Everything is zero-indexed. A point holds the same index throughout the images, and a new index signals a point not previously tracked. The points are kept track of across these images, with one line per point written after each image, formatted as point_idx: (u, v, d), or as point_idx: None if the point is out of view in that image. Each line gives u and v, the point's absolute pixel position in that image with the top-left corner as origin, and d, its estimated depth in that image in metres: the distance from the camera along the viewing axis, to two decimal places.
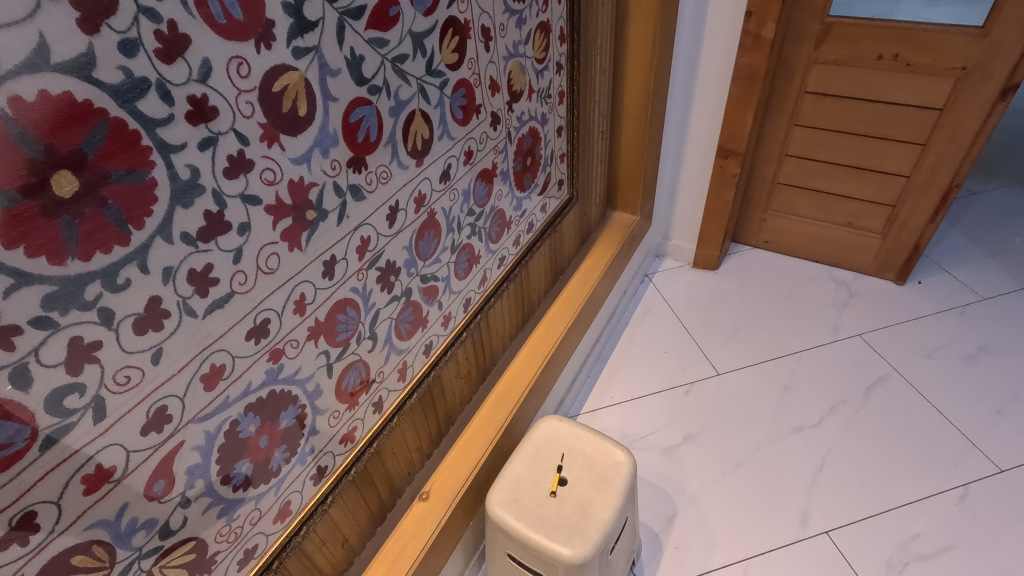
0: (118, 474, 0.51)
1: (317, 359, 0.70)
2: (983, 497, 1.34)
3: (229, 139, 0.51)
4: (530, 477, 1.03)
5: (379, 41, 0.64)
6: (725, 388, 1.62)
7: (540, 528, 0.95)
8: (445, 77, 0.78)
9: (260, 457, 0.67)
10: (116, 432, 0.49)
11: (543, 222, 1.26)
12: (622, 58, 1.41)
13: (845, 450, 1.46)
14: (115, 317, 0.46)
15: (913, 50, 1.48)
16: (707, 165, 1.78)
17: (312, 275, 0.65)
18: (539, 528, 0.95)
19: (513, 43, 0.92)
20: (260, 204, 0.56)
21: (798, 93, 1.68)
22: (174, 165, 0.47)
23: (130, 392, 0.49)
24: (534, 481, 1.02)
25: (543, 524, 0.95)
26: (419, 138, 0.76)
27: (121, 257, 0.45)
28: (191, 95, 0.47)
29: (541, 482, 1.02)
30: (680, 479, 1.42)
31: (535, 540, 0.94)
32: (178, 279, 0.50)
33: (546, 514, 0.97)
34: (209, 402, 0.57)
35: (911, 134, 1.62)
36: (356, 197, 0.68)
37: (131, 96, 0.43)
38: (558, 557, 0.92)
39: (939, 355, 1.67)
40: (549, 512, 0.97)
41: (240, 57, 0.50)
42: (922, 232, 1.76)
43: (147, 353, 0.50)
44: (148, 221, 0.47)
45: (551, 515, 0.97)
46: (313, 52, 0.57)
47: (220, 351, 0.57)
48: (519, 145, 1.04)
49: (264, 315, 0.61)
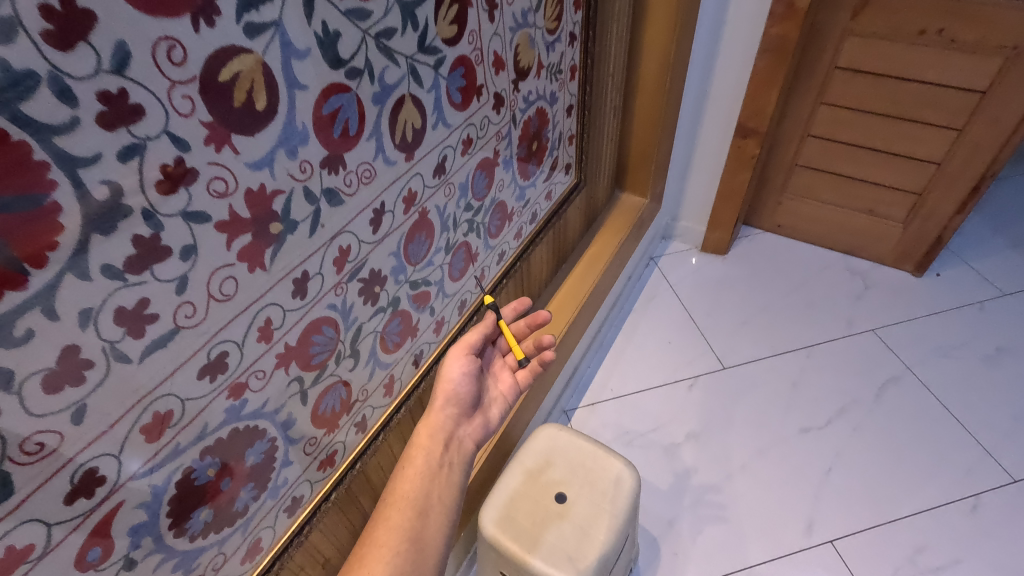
0: (39, 551, 0.42)
1: (288, 387, 0.61)
2: (996, 509, 1.29)
3: (162, 144, 0.40)
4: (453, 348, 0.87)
5: (360, 14, 0.52)
6: (731, 384, 1.55)
7: (461, 412, 0.80)
8: (441, 55, 0.66)
9: (222, 501, 0.59)
10: (26, 510, 0.40)
11: (547, 210, 1.15)
12: (640, 27, 1.26)
13: (854, 454, 1.39)
14: (15, 378, 0.37)
15: (960, 25, 1.34)
16: (724, 143, 1.65)
17: (279, 297, 0.55)
18: (450, 410, 0.79)
19: (521, 12, 0.79)
20: (209, 221, 0.45)
21: (828, 68, 1.54)
22: (85, 183, 0.36)
23: (44, 459, 0.40)
24: (481, 330, 0.84)
25: (455, 402, 0.80)
26: (410, 128, 0.65)
27: (19, 304, 0.35)
28: (104, 91, 0.35)
29: (485, 329, 0.84)
30: (681, 481, 1.36)
31: (457, 440, 0.79)
32: (101, 321, 0.40)
33: (461, 388, 0.80)
34: (154, 454, 0.49)
35: (948, 118, 1.49)
36: (332, 202, 0.57)
37: (10, 97, 0.31)
38: (451, 503, 0.73)
39: (956, 353, 1.58)
40: (462, 381, 0.80)
41: (171, 38, 0.38)
42: (949, 223, 1.65)
43: (65, 412, 0.40)
44: (53, 256, 0.36)
45: (468, 386, 0.80)
46: (272, 28, 0.45)
47: (166, 397, 0.48)
48: (524, 128, 0.93)
49: (221, 348, 0.51)
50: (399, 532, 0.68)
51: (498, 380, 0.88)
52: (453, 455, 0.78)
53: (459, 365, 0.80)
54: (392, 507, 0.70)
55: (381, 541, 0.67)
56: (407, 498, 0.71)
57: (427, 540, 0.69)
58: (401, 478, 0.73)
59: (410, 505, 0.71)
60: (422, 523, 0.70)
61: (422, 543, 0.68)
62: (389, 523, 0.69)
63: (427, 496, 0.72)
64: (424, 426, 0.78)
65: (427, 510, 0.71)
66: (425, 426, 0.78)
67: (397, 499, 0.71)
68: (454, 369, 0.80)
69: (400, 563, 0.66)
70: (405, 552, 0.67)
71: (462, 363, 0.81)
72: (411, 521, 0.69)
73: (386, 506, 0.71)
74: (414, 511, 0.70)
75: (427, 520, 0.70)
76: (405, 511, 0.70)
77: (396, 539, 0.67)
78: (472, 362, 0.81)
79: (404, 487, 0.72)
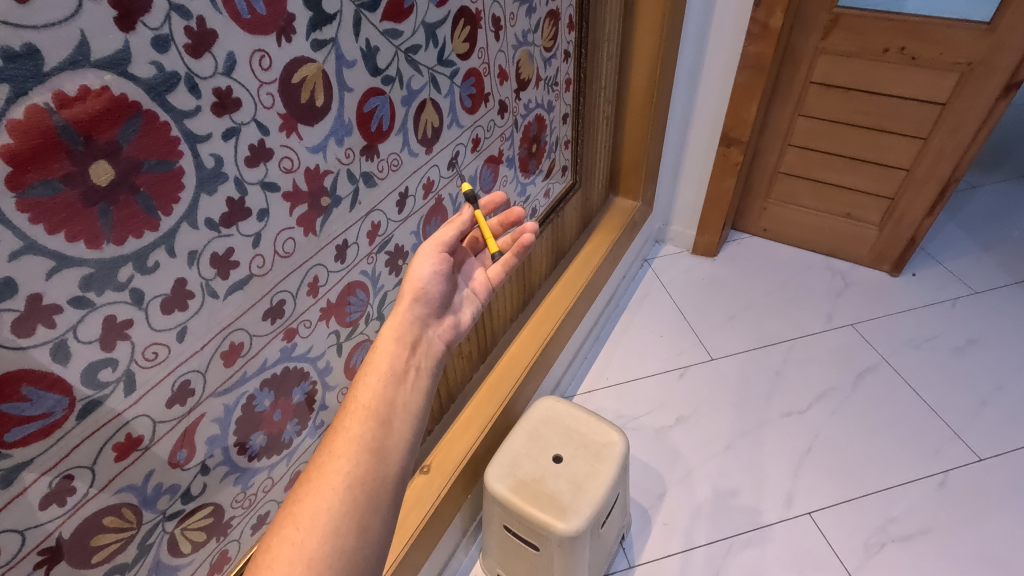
0: (146, 442, 0.55)
1: (327, 338, 0.74)
2: (962, 484, 1.39)
3: (250, 128, 0.53)
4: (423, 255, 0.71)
5: (394, 33, 0.66)
6: (718, 373, 1.66)
7: (431, 312, 0.65)
8: (456, 67, 0.79)
9: (274, 429, 0.71)
10: (142, 405, 0.53)
11: (546, 207, 1.29)
12: (629, 46, 1.41)
13: (832, 435, 1.50)
14: (145, 298, 0.49)
15: (919, 43, 1.49)
16: (709, 152, 1.79)
17: (324, 259, 0.68)
18: (416, 308, 0.64)
19: (522, 32, 0.93)
20: (278, 190, 0.58)
21: (804, 83, 1.68)
22: (200, 154, 0.49)
23: (156, 366, 0.53)
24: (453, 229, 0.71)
25: (424, 301, 0.65)
26: (429, 127, 0.78)
27: (151, 241, 0.48)
28: (217, 87, 0.49)
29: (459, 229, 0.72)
30: (670, 459, 1.47)
31: (427, 341, 0.63)
32: (202, 262, 0.53)
33: (430, 284, 0.65)
34: (228, 377, 0.61)
35: (913, 128, 1.63)
36: (368, 183, 0.71)
37: (161, 89, 0.45)
38: (423, 410, 0.56)
39: (929, 345, 1.70)
40: (431, 275, 0.66)
41: (262, 50, 0.52)
42: (919, 226, 1.78)
43: (173, 331, 0.53)
44: (176, 207, 0.49)
45: (439, 282, 0.66)
46: (330, 44, 0.58)
47: (239, 330, 0.60)
48: (525, 132, 1.06)
49: (280, 296, 0.64)
50: (358, 442, 0.52)
51: (472, 282, 0.73)
52: (422, 359, 0.61)
53: (429, 262, 0.66)
54: (348, 416, 0.54)
55: (337, 451, 0.51)
56: (365, 408, 0.54)
57: (394, 449, 0.53)
58: (360, 385, 0.56)
59: (370, 414, 0.53)
60: (385, 433, 0.53)
61: (387, 451, 0.52)
62: (346, 434, 0.52)
63: (391, 403, 0.55)
64: (389, 326, 0.62)
65: (392, 418, 0.54)
66: (389, 326, 0.62)
67: (355, 408, 0.54)
68: (422, 265, 0.65)
69: (361, 473, 0.50)
70: (365, 462, 0.51)
71: (432, 260, 0.66)
72: (372, 430, 0.53)
73: (342, 417, 0.54)
74: (376, 420, 0.53)
75: (391, 430, 0.54)
76: (365, 420, 0.53)
77: (355, 447, 0.51)
78: (444, 260, 0.67)
79: (363, 395, 0.55)
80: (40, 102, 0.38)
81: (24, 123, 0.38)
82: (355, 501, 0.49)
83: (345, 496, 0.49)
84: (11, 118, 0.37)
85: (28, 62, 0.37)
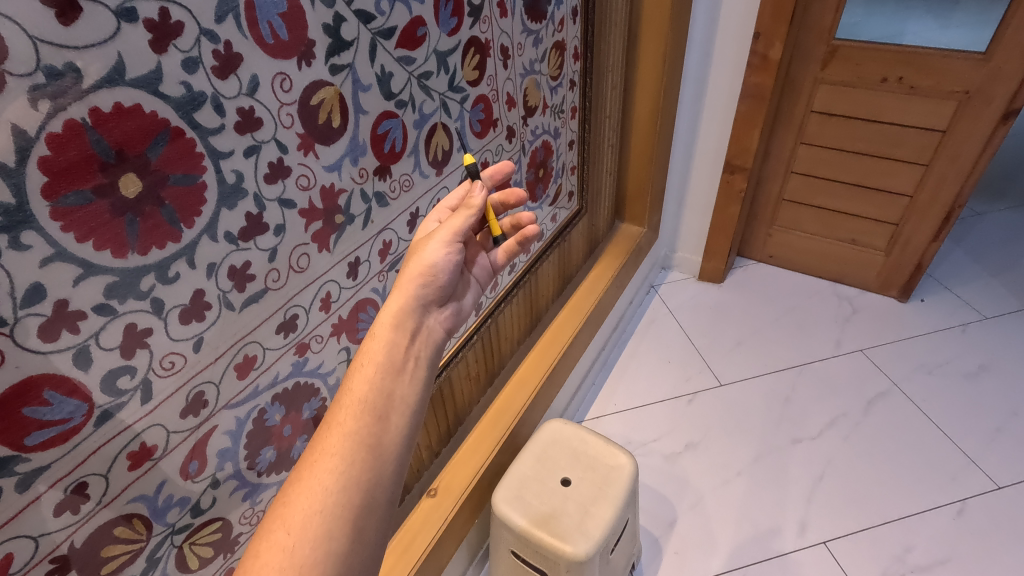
0: (158, 452, 0.55)
1: (338, 354, 0.75)
2: (981, 513, 1.36)
3: (270, 147, 0.56)
4: (429, 234, 0.70)
5: (407, 59, 0.69)
6: (727, 399, 1.65)
7: (434, 297, 0.65)
8: (465, 93, 0.83)
9: (283, 445, 0.72)
10: (157, 414, 0.54)
11: (552, 231, 1.31)
12: (633, 76, 1.45)
13: (845, 462, 1.47)
14: (165, 307, 0.51)
15: (916, 73, 1.53)
16: (713, 179, 1.81)
17: (337, 275, 0.70)
18: (420, 292, 0.64)
19: (529, 62, 0.97)
20: (295, 207, 0.60)
21: (804, 112, 1.72)
22: (222, 170, 0.52)
23: (173, 375, 0.54)
24: (469, 213, 0.69)
25: (432, 287, 0.65)
26: (440, 150, 0.81)
27: (173, 252, 0.50)
28: (240, 107, 0.51)
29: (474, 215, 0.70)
30: (680, 486, 1.45)
31: (429, 328, 0.63)
32: (220, 275, 0.55)
33: (441, 271, 0.65)
34: (240, 390, 0.62)
35: (914, 154, 1.66)
36: (380, 203, 0.73)
37: (189, 108, 0.47)
38: (419, 404, 0.57)
39: (940, 371, 1.68)
40: (442, 263, 0.65)
41: (284, 73, 0.54)
42: (925, 251, 1.79)
43: (190, 341, 0.54)
44: (197, 219, 0.51)
45: (450, 270, 0.66)
46: (348, 69, 0.61)
47: (252, 343, 0.61)
48: (533, 157, 1.09)
49: (293, 311, 0.65)
50: (352, 439, 0.52)
51: (475, 264, 0.75)
52: (422, 347, 0.61)
53: (441, 247, 0.66)
54: (342, 411, 0.54)
55: (330, 449, 0.51)
56: (361, 401, 0.54)
57: (389, 445, 0.53)
58: (355, 378, 0.56)
59: (365, 409, 0.54)
60: (382, 429, 0.54)
61: (383, 447, 0.53)
62: (340, 430, 0.52)
63: (388, 397, 0.55)
64: (388, 311, 0.62)
65: (388, 412, 0.55)
66: (386, 313, 0.61)
67: (350, 402, 0.54)
68: (434, 252, 0.65)
69: (356, 472, 0.51)
70: (361, 461, 0.51)
71: (445, 247, 0.66)
72: (368, 426, 0.53)
73: (336, 411, 0.54)
74: (372, 415, 0.54)
75: (388, 425, 0.54)
76: (361, 416, 0.53)
77: (350, 445, 0.52)
78: (456, 248, 0.67)
79: (358, 388, 0.55)
80: (78, 116, 0.41)
81: (61, 135, 0.40)
82: (350, 501, 0.50)
83: (340, 497, 0.49)
84: (51, 131, 0.39)
85: (68, 79, 0.40)
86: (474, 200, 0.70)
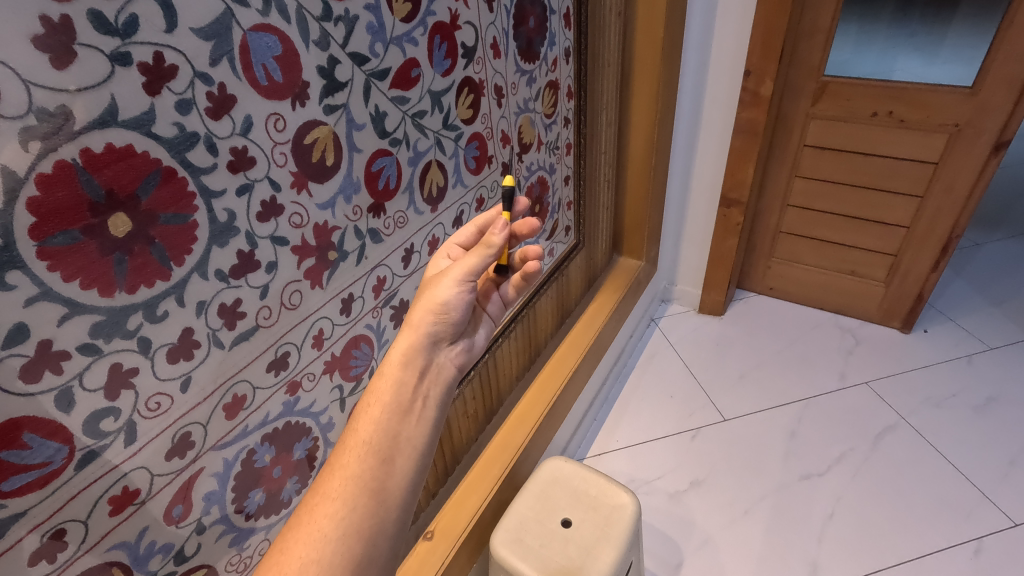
0: (142, 496, 0.54)
1: (330, 393, 0.74)
2: (1000, 551, 1.31)
3: (263, 185, 0.56)
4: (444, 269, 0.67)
5: (401, 99, 0.70)
6: (732, 434, 1.61)
7: (446, 334, 0.63)
8: (460, 130, 0.84)
9: (273, 487, 0.70)
10: (142, 456, 0.52)
11: (551, 265, 1.32)
12: (627, 113, 1.48)
13: (855, 499, 1.43)
14: (152, 346, 0.50)
15: (906, 107, 1.56)
16: (711, 212, 1.83)
17: (330, 312, 0.69)
18: (432, 329, 0.62)
19: (524, 100, 0.99)
20: (287, 244, 0.60)
21: (797, 146, 1.75)
22: (213, 209, 0.52)
23: (158, 417, 0.53)
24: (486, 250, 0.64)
25: (443, 324, 0.62)
26: (434, 186, 0.82)
27: (161, 291, 0.50)
28: (233, 147, 0.52)
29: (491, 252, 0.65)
30: (686, 526, 1.40)
31: (439, 365, 0.61)
32: (210, 313, 0.54)
33: (454, 309, 0.62)
34: (229, 430, 0.61)
35: (910, 187, 1.67)
36: (374, 239, 0.73)
37: (182, 147, 0.48)
38: (426, 447, 0.56)
39: (948, 404, 1.65)
40: (455, 301, 0.62)
41: (277, 114, 0.55)
42: (925, 282, 1.78)
43: (177, 380, 0.53)
44: (188, 258, 0.51)
45: (462, 307, 0.63)
46: (341, 109, 0.62)
47: (242, 382, 0.61)
48: (528, 192, 1.10)
49: (285, 348, 0.65)
50: (355, 483, 0.51)
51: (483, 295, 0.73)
52: (431, 385, 0.60)
53: (454, 284, 0.63)
54: (346, 452, 0.53)
55: (331, 492, 0.50)
56: (366, 443, 0.53)
57: (394, 491, 0.52)
58: (361, 418, 0.55)
59: (370, 451, 0.53)
60: (386, 472, 0.53)
61: (386, 492, 0.52)
62: (343, 473, 0.51)
63: (393, 438, 0.54)
64: (396, 350, 0.60)
65: (393, 455, 0.54)
66: (396, 351, 0.60)
67: (355, 443, 0.53)
68: (446, 290, 0.62)
69: (356, 519, 0.50)
70: (363, 506, 0.50)
71: (458, 285, 0.63)
72: (371, 469, 0.52)
73: (340, 452, 0.53)
74: (376, 458, 0.53)
75: (392, 468, 0.53)
76: (364, 458, 0.53)
77: (352, 490, 0.51)
78: (471, 287, 0.64)
79: (363, 429, 0.54)
80: (68, 157, 0.41)
81: (50, 176, 0.40)
82: (348, 550, 0.49)
83: (337, 545, 0.48)
84: (40, 172, 0.40)
85: (59, 120, 0.40)
86: (493, 238, 0.64)
